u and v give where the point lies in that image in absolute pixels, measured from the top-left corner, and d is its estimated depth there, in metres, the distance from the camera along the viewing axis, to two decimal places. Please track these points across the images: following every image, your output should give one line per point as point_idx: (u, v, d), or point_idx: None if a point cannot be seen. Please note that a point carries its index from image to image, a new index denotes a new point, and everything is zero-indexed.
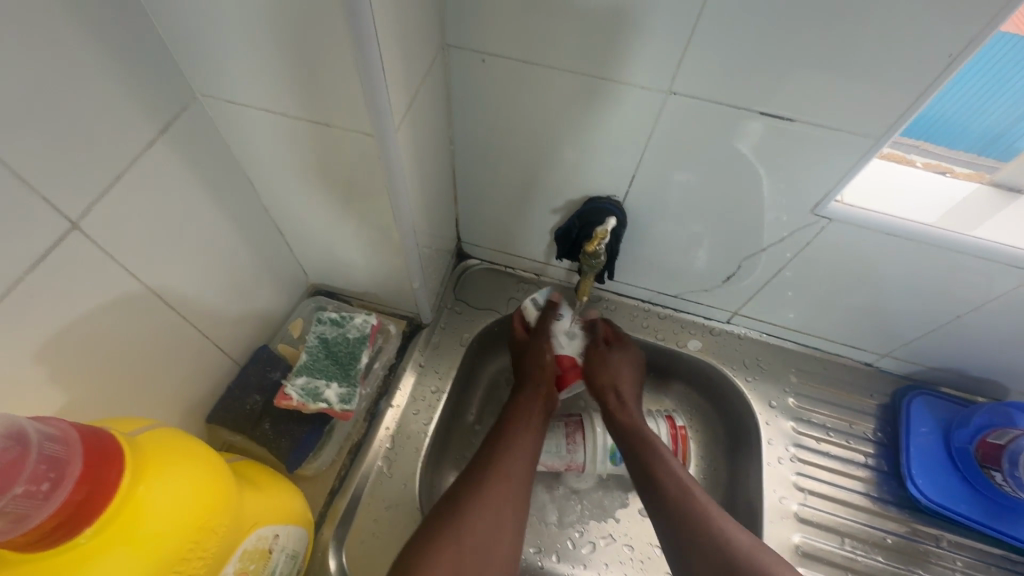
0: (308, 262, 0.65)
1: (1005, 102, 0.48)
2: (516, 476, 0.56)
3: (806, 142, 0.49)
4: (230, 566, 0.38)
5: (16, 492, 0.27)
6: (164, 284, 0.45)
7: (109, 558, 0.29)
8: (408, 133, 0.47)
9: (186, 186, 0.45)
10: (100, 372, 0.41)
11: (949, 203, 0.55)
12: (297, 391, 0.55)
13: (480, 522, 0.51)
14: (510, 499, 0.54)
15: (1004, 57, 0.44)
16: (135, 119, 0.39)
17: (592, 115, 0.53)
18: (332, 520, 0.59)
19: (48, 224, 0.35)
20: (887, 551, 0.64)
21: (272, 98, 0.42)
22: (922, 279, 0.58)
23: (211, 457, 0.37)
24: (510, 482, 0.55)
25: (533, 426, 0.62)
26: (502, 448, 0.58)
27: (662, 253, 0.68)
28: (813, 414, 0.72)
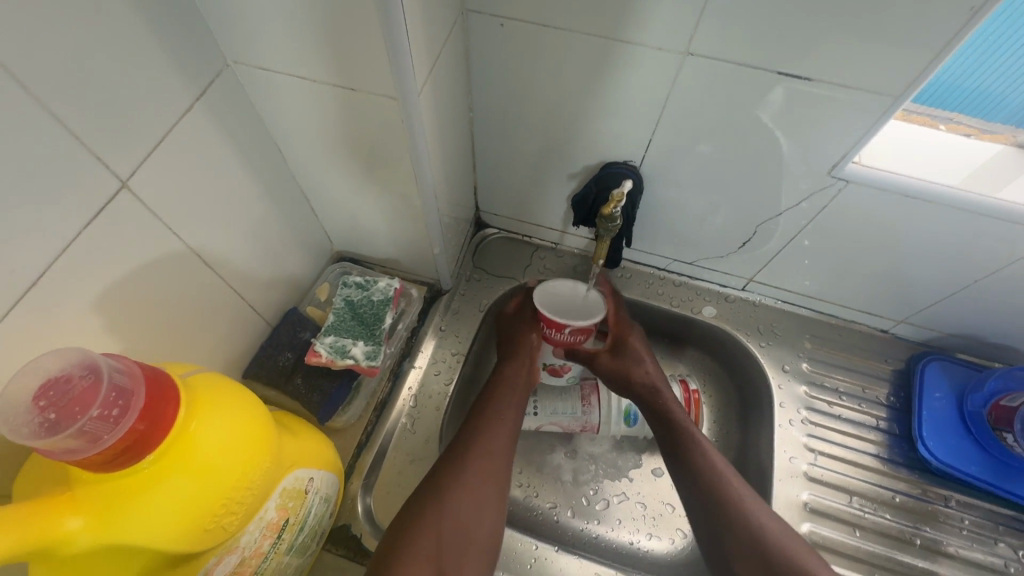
0: (333, 230, 0.67)
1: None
2: (501, 449, 0.58)
3: (825, 103, 0.49)
4: (271, 501, 0.42)
5: (92, 415, 0.30)
6: (204, 245, 0.48)
7: (169, 484, 0.33)
8: (429, 98, 0.48)
9: (222, 152, 0.47)
10: (149, 324, 0.45)
11: (973, 165, 0.54)
12: (326, 348, 0.58)
13: (459, 507, 0.53)
14: (495, 474, 0.56)
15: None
16: (175, 85, 0.41)
17: (611, 79, 0.54)
18: (360, 472, 0.62)
19: (101, 181, 0.37)
20: (895, 509, 0.66)
21: (300, 63, 0.44)
22: (941, 243, 0.58)
23: (253, 402, 0.40)
24: (491, 456, 0.57)
25: (515, 417, 0.62)
26: (485, 418, 0.60)
27: (678, 220, 0.69)
28: (826, 378, 0.73)
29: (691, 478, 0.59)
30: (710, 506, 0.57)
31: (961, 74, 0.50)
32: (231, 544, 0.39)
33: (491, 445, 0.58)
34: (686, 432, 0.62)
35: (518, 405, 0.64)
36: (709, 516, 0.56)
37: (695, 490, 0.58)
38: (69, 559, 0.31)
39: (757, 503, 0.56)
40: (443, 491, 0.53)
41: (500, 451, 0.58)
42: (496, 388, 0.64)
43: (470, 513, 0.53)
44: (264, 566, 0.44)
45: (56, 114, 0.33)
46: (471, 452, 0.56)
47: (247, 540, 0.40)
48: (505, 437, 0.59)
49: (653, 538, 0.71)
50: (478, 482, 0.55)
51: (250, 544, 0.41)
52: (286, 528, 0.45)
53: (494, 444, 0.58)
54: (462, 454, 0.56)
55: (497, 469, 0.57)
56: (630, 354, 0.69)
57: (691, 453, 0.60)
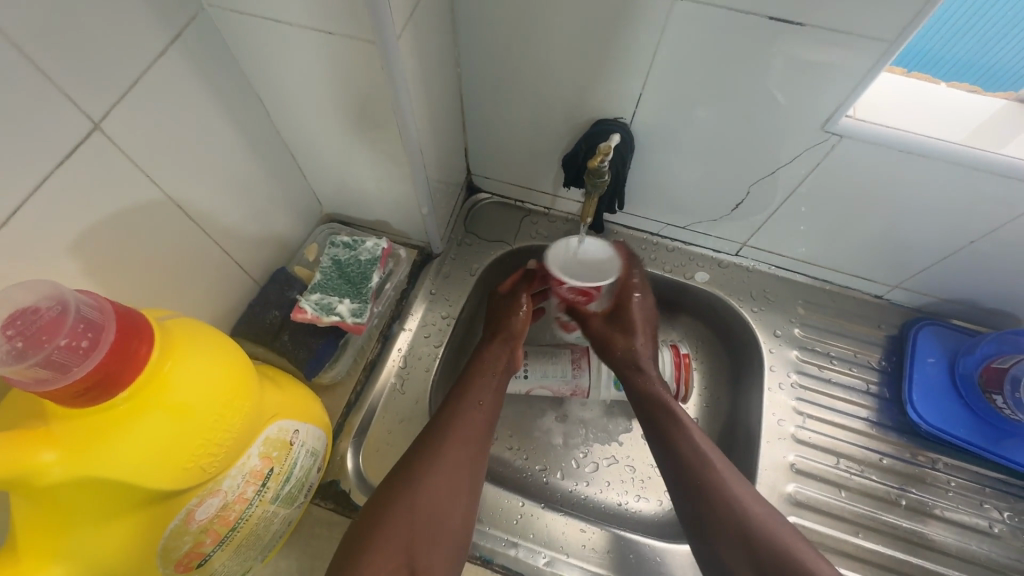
0: (321, 190, 0.67)
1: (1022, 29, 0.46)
2: (476, 436, 0.57)
3: (819, 51, 0.47)
4: (253, 448, 0.42)
5: (59, 344, 0.30)
6: (184, 196, 0.48)
7: (144, 421, 0.33)
8: (410, 45, 0.47)
9: (199, 100, 0.46)
10: (130, 274, 0.45)
11: (973, 120, 0.52)
12: (312, 305, 0.58)
13: (432, 497, 0.52)
14: (470, 463, 0.55)
15: None
16: (146, 25, 0.40)
17: (600, 29, 0.52)
18: (349, 430, 0.63)
19: (71, 122, 0.37)
20: (882, 471, 0.66)
21: (274, 5, 0.42)
22: (939, 202, 0.57)
23: (232, 348, 0.40)
24: (466, 444, 0.56)
25: (494, 402, 0.61)
26: (462, 405, 0.59)
27: (671, 181, 0.68)
28: (818, 344, 0.72)
29: (676, 469, 0.57)
30: (698, 498, 0.55)
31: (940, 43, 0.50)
32: (213, 486, 0.40)
33: (465, 431, 0.57)
34: (671, 418, 0.60)
35: (495, 390, 0.62)
36: (693, 503, 0.55)
37: (680, 481, 0.56)
38: (47, 490, 0.31)
39: (748, 494, 0.54)
40: (416, 480, 0.53)
41: (475, 437, 0.57)
42: (472, 374, 0.63)
43: (444, 502, 0.52)
44: (249, 512, 0.45)
45: (18, 46, 0.32)
46: (446, 438, 0.56)
47: (230, 484, 0.41)
48: (481, 423, 0.58)
49: (640, 500, 0.71)
50: (452, 471, 0.54)
51: (233, 489, 0.41)
52: (272, 477, 0.46)
53: (470, 431, 0.57)
54: (436, 441, 0.55)
55: (471, 456, 0.56)
56: (624, 324, 0.67)
57: (677, 441, 0.58)
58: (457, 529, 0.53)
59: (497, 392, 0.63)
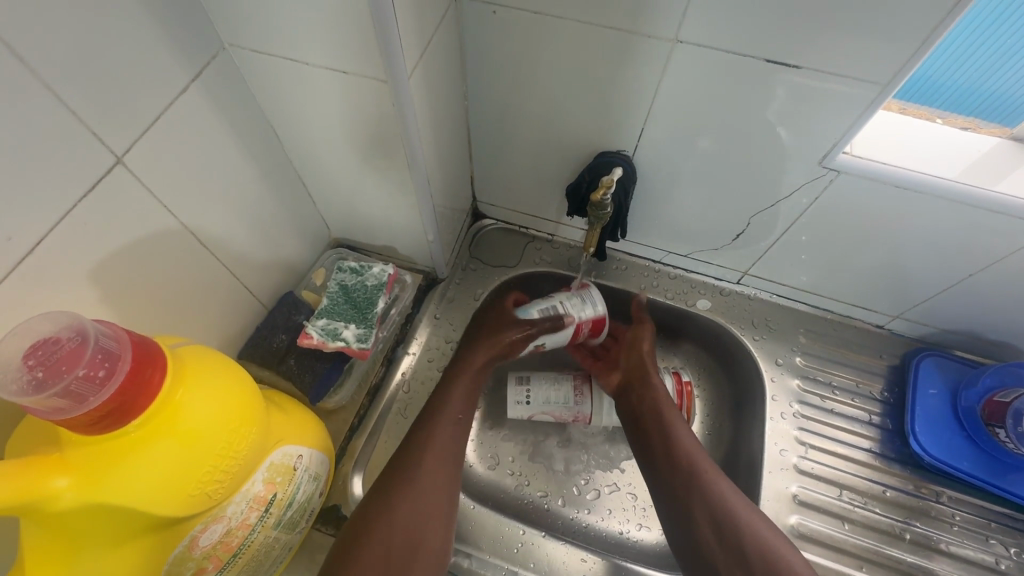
0: (331, 216, 0.68)
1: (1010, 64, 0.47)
2: (449, 452, 0.57)
3: (813, 93, 0.49)
4: (258, 474, 0.43)
5: (77, 374, 0.31)
6: (199, 224, 0.49)
7: (155, 446, 0.34)
8: (419, 82, 0.49)
9: (218, 133, 0.48)
10: (144, 300, 0.46)
11: (967, 157, 0.54)
12: (318, 330, 0.59)
13: (403, 516, 0.51)
14: (439, 477, 0.55)
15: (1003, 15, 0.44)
16: (170, 64, 0.42)
17: (605, 68, 0.54)
18: (351, 454, 0.63)
19: (96, 156, 0.38)
20: (885, 503, 0.65)
21: (291, 45, 0.44)
22: (937, 235, 0.57)
23: (241, 374, 0.41)
24: (442, 460, 0.56)
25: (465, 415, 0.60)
26: (437, 419, 0.59)
27: (673, 211, 0.69)
28: (820, 373, 0.72)
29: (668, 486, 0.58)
30: (688, 512, 0.56)
31: (954, 73, 0.50)
32: (218, 512, 0.40)
33: (439, 449, 0.56)
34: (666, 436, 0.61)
35: (470, 403, 0.62)
36: (687, 511, 0.56)
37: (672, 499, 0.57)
38: (58, 516, 0.32)
39: (737, 498, 0.56)
40: (387, 501, 0.52)
41: (449, 456, 0.57)
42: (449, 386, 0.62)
43: (420, 524, 0.52)
44: (251, 538, 0.45)
45: (53, 89, 0.34)
46: (422, 455, 0.55)
47: (234, 510, 0.41)
48: (455, 438, 0.58)
49: (642, 529, 0.71)
50: (427, 491, 0.53)
51: (236, 514, 0.42)
52: (274, 503, 0.46)
53: (446, 447, 0.57)
54: (408, 461, 0.55)
55: (444, 477, 0.55)
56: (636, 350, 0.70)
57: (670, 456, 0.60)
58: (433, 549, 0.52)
59: (472, 398, 0.62)
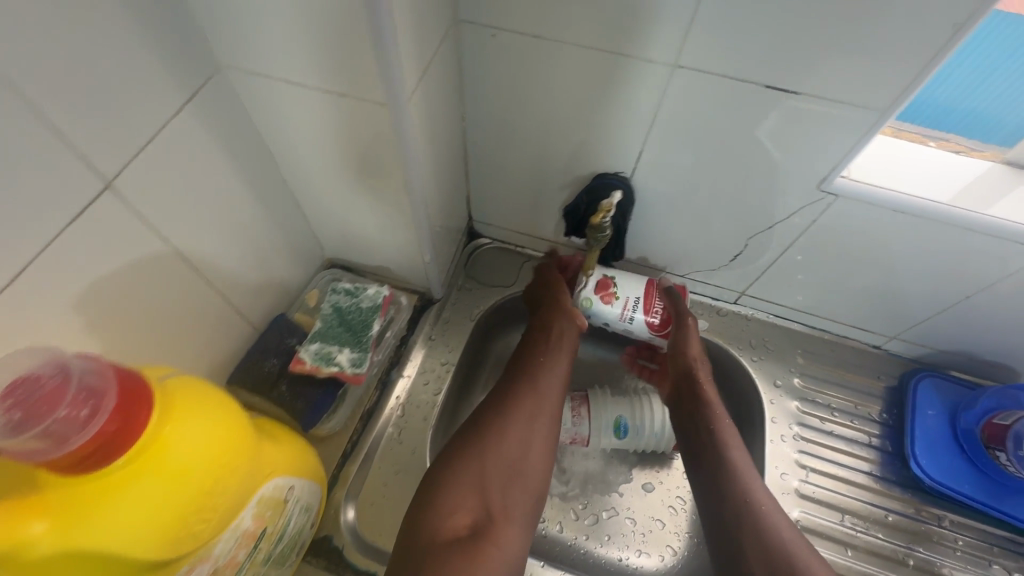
0: (325, 236, 0.67)
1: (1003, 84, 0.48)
2: (544, 404, 0.58)
3: (812, 119, 0.49)
4: (247, 510, 0.41)
5: (58, 415, 0.29)
6: (190, 248, 0.48)
7: (138, 487, 0.32)
8: (419, 105, 0.48)
9: (211, 155, 0.47)
10: (131, 327, 0.44)
11: (962, 182, 0.54)
12: (310, 355, 0.57)
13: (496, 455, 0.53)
14: (538, 420, 0.56)
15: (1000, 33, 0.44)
16: (164, 87, 0.41)
17: (604, 91, 0.54)
18: (344, 482, 0.61)
19: (83, 182, 0.37)
20: (888, 528, 0.65)
21: (289, 68, 0.44)
22: (933, 258, 0.58)
23: (232, 406, 0.39)
24: (535, 410, 0.57)
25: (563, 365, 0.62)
26: (520, 373, 0.60)
27: (670, 231, 0.69)
28: (818, 395, 0.72)
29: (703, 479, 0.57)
30: (719, 509, 0.54)
31: (952, 93, 0.50)
32: (204, 553, 0.38)
33: (543, 388, 0.58)
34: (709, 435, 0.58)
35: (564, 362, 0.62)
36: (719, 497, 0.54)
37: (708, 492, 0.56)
38: (32, 565, 0.30)
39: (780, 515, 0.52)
40: (479, 442, 0.54)
41: (552, 395, 0.59)
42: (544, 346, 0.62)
43: (519, 455, 0.54)
44: None
45: (42, 114, 0.33)
46: (519, 400, 0.57)
47: (221, 550, 0.39)
48: (553, 392, 0.59)
49: (642, 555, 0.69)
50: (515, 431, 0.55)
51: (224, 553, 0.40)
52: (263, 538, 0.44)
53: (539, 403, 0.57)
54: (499, 410, 0.56)
55: (548, 413, 0.57)
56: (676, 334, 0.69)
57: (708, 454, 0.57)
58: (532, 483, 0.54)
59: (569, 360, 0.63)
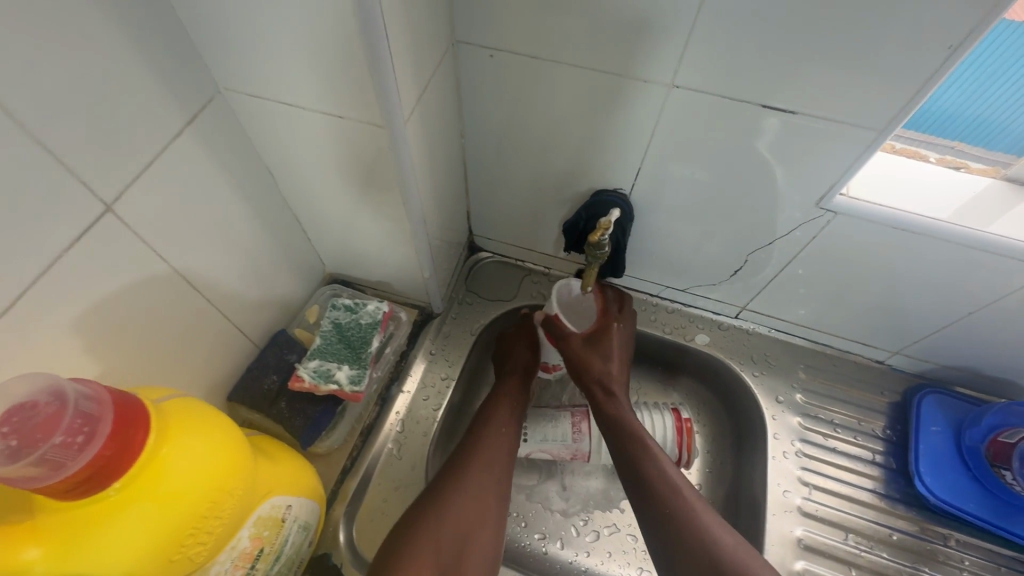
0: (325, 252, 0.68)
1: (1002, 96, 0.48)
2: (495, 458, 0.58)
3: (809, 137, 0.49)
4: (244, 530, 0.41)
5: (54, 442, 0.29)
6: (190, 267, 0.48)
7: (135, 510, 0.32)
8: (417, 125, 0.49)
9: (212, 175, 0.48)
10: (132, 346, 0.45)
11: (962, 198, 0.54)
12: (309, 373, 0.58)
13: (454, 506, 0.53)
14: (492, 472, 0.57)
15: (1000, 43, 0.44)
16: (165, 110, 0.42)
17: (601, 110, 0.55)
18: (343, 498, 0.61)
19: (85, 204, 0.38)
20: (893, 547, 0.64)
21: (288, 90, 0.44)
22: (934, 274, 0.57)
23: (230, 427, 0.39)
24: (487, 466, 0.57)
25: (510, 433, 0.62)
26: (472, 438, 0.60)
27: (670, 246, 0.69)
28: (821, 410, 0.71)
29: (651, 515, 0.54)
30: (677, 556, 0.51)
31: (951, 103, 0.50)
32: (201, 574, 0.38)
33: (488, 451, 0.58)
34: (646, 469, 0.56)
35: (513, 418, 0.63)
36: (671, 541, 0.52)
37: (659, 534, 0.53)
38: None
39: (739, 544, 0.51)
40: (438, 496, 0.53)
41: (498, 457, 0.58)
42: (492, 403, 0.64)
43: (472, 521, 0.53)
44: None
45: (45, 140, 0.34)
46: (467, 462, 0.57)
47: (217, 571, 0.39)
48: (504, 447, 0.60)
49: (643, 573, 0.68)
50: (473, 485, 0.55)
51: (221, 575, 0.40)
52: (261, 558, 0.44)
53: (492, 457, 0.58)
54: (457, 468, 0.56)
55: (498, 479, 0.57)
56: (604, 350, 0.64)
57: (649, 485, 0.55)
58: (483, 551, 0.52)
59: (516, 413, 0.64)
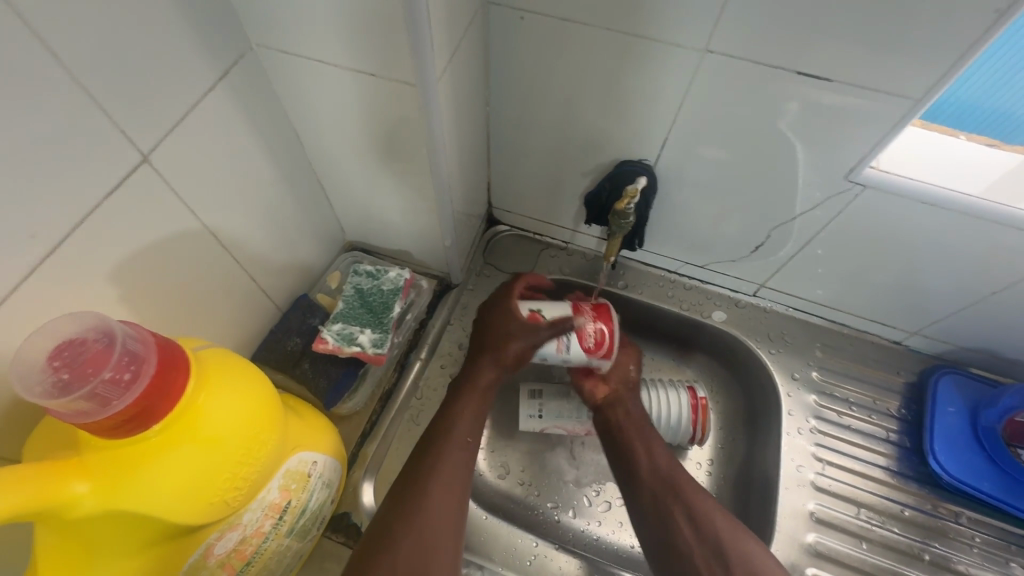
0: (347, 220, 0.68)
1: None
2: (458, 465, 0.53)
3: (844, 109, 0.49)
4: (274, 481, 0.42)
5: (103, 377, 0.30)
6: (218, 225, 0.49)
7: (175, 452, 0.33)
8: (447, 86, 0.48)
9: (242, 133, 0.48)
10: (162, 300, 0.45)
11: (994, 174, 0.53)
12: (333, 335, 0.58)
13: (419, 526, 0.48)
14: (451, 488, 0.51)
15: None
16: (199, 62, 0.41)
17: (630, 79, 0.54)
18: (363, 461, 0.62)
19: (122, 154, 0.38)
20: (904, 523, 0.65)
21: (319, 46, 0.44)
22: (961, 252, 0.57)
23: (262, 380, 0.40)
24: (453, 473, 0.52)
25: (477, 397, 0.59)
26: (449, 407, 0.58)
27: (692, 221, 0.68)
28: (837, 388, 0.72)
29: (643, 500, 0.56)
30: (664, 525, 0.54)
31: (977, 88, 0.49)
32: (234, 520, 0.39)
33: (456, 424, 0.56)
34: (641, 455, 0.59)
35: (478, 417, 0.58)
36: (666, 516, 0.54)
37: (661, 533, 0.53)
38: (77, 522, 0.31)
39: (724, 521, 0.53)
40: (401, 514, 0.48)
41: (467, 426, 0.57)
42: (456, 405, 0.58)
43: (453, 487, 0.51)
44: (264, 546, 0.44)
45: (85, 87, 0.34)
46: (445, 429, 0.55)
47: (250, 518, 0.41)
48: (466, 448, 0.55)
49: None
50: (440, 498, 0.50)
51: (252, 522, 0.41)
52: (288, 510, 0.45)
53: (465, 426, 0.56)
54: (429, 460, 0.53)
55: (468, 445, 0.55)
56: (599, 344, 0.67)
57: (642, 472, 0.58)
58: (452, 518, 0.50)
59: (480, 420, 0.58)
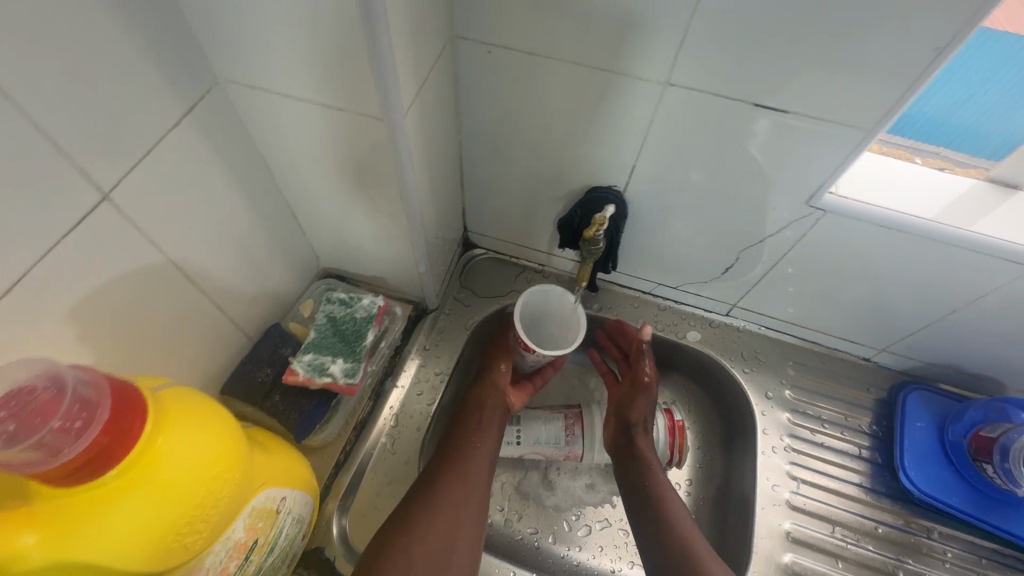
0: (320, 247, 0.67)
1: (992, 97, 0.49)
2: (481, 472, 0.58)
3: (800, 138, 0.50)
4: (238, 521, 0.41)
5: (53, 426, 0.30)
6: (184, 258, 0.48)
7: (130, 498, 0.32)
8: (416, 119, 0.49)
9: (209, 167, 0.48)
10: (125, 336, 0.45)
11: (947, 198, 0.55)
12: (304, 366, 0.58)
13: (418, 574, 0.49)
14: (454, 526, 0.53)
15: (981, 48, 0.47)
16: (164, 100, 0.42)
17: (596, 108, 0.55)
18: (337, 492, 0.61)
19: (82, 193, 0.38)
20: (878, 540, 0.65)
21: (285, 81, 0.44)
22: (920, 273, 0.59)
23: (226, 418, 0.39)
24: (474, 480, 0.57)
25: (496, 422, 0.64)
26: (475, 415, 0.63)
27: (663, 244, 0.70)
28: (810, 406, 0.73)
29: (655, 519, 0.58)
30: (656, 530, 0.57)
31: (941, 108, 0.52)
32: (195, 564, 0.38)
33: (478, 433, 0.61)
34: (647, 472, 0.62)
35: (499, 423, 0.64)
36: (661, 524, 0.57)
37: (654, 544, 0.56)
38: None
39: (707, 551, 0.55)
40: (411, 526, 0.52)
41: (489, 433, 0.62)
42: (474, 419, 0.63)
43: (472, 491, 0.56)
44: None
45: (44, 128, 0.34)
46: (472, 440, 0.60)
47: (213, 561, 0.39)
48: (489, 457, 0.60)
49: (634, 567, 0.69)
50: (457, 499, 0.55)
51: (215, 566, 0.40)
52: (256, 549, 0.44)
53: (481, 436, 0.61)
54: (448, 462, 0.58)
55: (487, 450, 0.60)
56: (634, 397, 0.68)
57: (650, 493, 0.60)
58: (468, 525, 0.54)
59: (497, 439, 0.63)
